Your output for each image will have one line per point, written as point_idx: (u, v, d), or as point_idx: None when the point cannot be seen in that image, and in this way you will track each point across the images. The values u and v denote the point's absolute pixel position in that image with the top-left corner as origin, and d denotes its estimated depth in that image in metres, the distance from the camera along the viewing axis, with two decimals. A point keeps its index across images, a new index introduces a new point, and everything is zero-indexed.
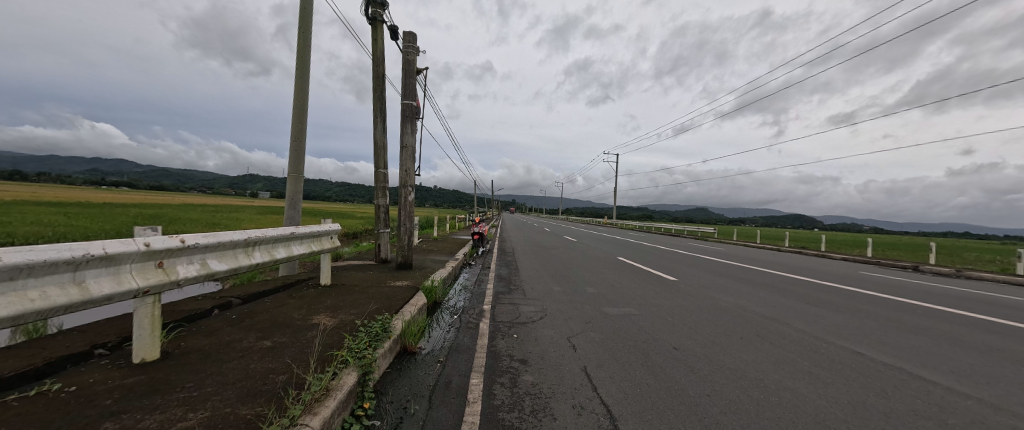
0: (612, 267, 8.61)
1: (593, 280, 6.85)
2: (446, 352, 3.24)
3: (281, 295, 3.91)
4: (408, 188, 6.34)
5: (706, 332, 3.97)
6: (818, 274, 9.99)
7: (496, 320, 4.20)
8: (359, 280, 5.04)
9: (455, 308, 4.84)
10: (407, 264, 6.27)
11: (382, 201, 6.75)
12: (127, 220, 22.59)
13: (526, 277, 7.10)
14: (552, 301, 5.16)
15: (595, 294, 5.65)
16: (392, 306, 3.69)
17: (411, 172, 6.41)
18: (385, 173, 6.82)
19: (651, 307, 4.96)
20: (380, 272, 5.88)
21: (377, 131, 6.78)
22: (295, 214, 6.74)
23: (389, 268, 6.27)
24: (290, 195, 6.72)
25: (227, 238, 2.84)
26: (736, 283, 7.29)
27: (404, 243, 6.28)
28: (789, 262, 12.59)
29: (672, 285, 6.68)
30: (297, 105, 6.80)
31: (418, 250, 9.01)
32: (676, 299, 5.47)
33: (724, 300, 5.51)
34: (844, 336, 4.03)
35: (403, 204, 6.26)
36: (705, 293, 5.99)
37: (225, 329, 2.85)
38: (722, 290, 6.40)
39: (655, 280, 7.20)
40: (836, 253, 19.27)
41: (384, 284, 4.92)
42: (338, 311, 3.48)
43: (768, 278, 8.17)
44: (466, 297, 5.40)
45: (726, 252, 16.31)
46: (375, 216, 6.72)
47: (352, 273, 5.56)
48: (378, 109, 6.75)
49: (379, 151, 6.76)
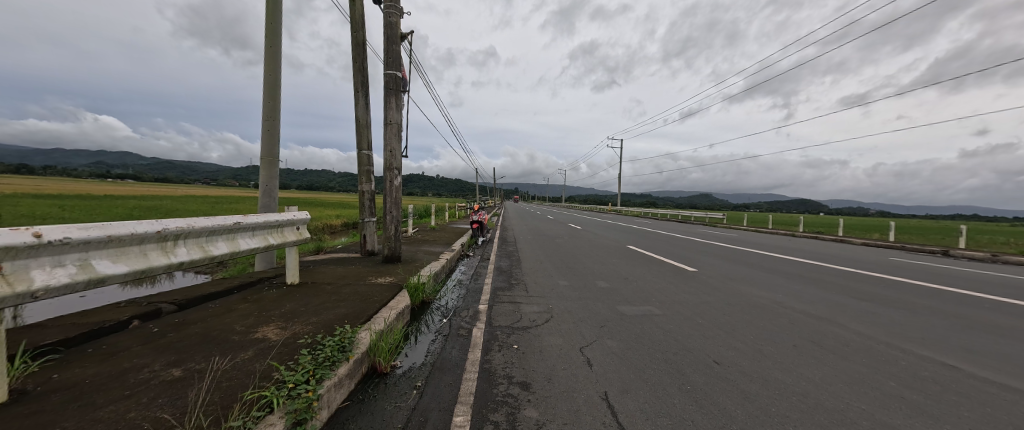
0: (623, 258, 7.84)
1: (604, 273, 6.11)
2: (427, 373, 2.54)
3: (233, 298, 3.24)
4: (394, 172, 5.57)
5: (748, 337, 3.24)
6: (847, 262, 9.18)
7: (492, 325, 3.50)
8: (336, 277, 4.36)
9: (445, 310, 4.13)
10: (394, 257, 5.58)
11: (367, 186, 6.00)
12: (120, 213, 22.11)
13: (529, 270, 6.39)
14: (559, 298, 4.46)
15: (607, 289, 4.91)
16: (363, 313, 2.98)
17: (398, 153, 5.64)
18: (369, 155, 6.05)
19: (674, 305, 4.25)
20: (363, 266, 5.19)
21: (358, 107, 5.98)
22: (271, 203, 6.06)
23: (375, 261, 5.58)
24: (264, 182, 6.02)
25: (123, 232, 2.08)
26: (763, 274, 6.51)
27: (390, 233, 5.54)
28: (811, 249, 11.77)
29: (693, 277, 5.93)
30: (268, 79, 6.02)
31: (413, 241, 8.33)
32: (701, 295, 4.74)
33: (756, 295, 4.78)
34: (920, 341, 3.27)
35: (388, 189, 5.51)
36: (733, 287, 5.25)
37: (132, 350, 2.17)
38: (751, 282, 5.65)
39: (672, 271, 6.47)
40: (855, 238, 18.35)
41: (364, 281, 4.23)
42: (293, 320, 2.78)
43: (797, 267, 7.38)
44: (459, 295, 4.69)
45: (741, 239, 15.45)
46: (360, 204, 5.99)
47: (331, 268, 4.88)
48: (359, 82, 5.93)
49: (362, 130, 5.98)
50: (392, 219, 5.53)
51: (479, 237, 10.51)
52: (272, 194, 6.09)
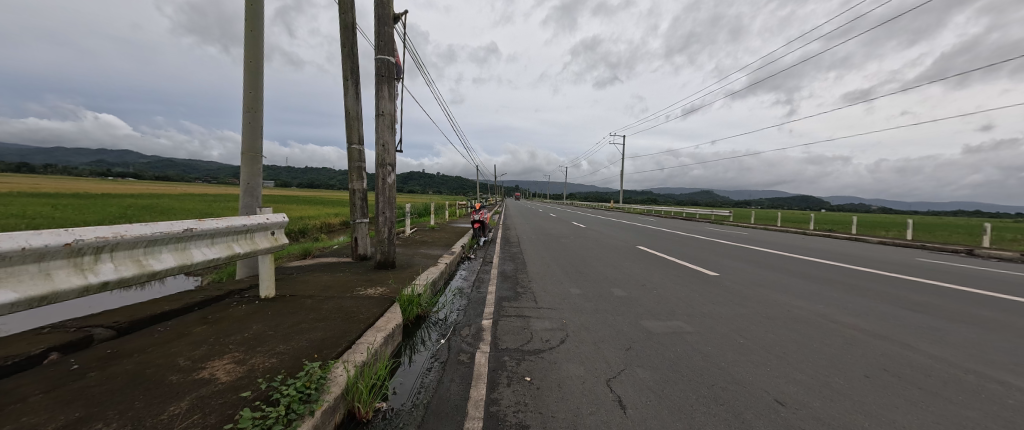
0: (635, 261, 7.30)
1: (618, 279, 5.57)
2: (419, 419, 2.01)
3: (191, 318, 2.74)
4: (387, 168, 5.03)
5: (805, 364, 2.71)
6: (872, 263, 8.62)
7: (499, 347, 2.97)
8: (320, 288, 3.83)
9: (444, 326, 3.60)
10: (388, 262, 5.06)
11: (358, 184, 5.47)
12: (113, 213, 21.56)
13: (535, 275, 5.87)
14: (572, 311, 3.93)
15: (625, 299, 4.39)
16: (343, 340, 2.46)
17: (392, 148, 5.11)
18: (361, 150, 5.52)
19: (705, 319, 3.72)
20: (353, 273, 4.66)
21: (347, 97, 5.44)
22: (253, 202, 5.56)
23: (367, 267, 5.05)
24: (246, 180, 5.50)
25: (18, 247, 1.53)
26: (791, 279, 5.97)
27: (383, 236, 5.00)
28: (829, 248, 11.21)
29: (717, 283, 5.39)
30: (249, 67, 5.49)
31: (410, 242, 7.79)
32: (732, 306, 4.21)
33: (794, 306, 4.24)
34: (1011, 368, 2.74)
35: (381, 188, 4.98)
36: (765, 296, 4.72)
37: (31, 400, 1.65)
38: (782, 289, 5.12)
39: (691, 276, 5.94)
40: (869, 236, 17.76)
41: (351, 293, 3.71)
42: (255, 349, 2.25)
43: (824, 270, 6.83)
44: (460, 307, 4.16)
45: (752, 238, 14.88)
46: (350, 203, 5.46)
47: (316, 277, 4.36)
48: (348, 69, 5.39)
49: (352, 122, 5.43)
50: (386, 220, 5.00)
51: (480, 237, 9.95)
52: (255, 194, 5.57)
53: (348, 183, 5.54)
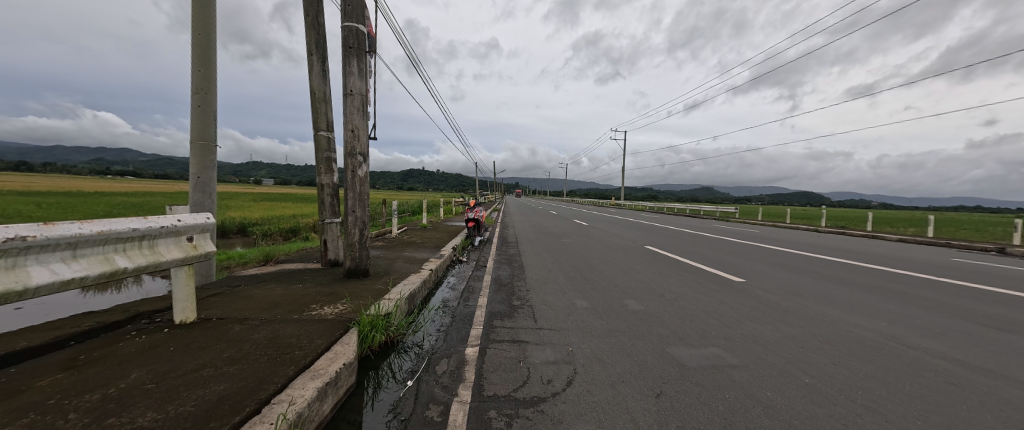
0: (647, 264, 6.49)
1: (630, 288, 4.78)
2: None
3: (54, 361, 1.98)
4: (358, 158, 4.23)
5: (914, 422, 1.92)
6: (909, 264, 7.78)
7: (484, 393, 2.19)
8: (263, 306, 3.06)
9: (418, 355, 2.82)
10: (360, 270, 4.27)
11: (327, 178, 4.67)
12: (98, 212, 20.79)
13: (534, 282, 5.11)
14: (580, 333, 3.16)
15: (643, 316, 3.61)
16: (251, 399, 1.69)
17: (364, 133, 4.30)
18: (330, 138, 4.70)
19: (749, 344, 2.95)
20: (314, 284, 3.88)
21: (313, 76, 4.62)
22: (207, 200, 4.80)
23: (334, 276, 4.27)
24: (196, 174, 4.73)
25: None
26: (830, 286, 5.15)
27: (353, 240, 4.20)
28: (853, 248, 10.38)
29: (748, 293, 4.58)
30: (198, 41, 4.69)
31: (395, 245, 7.00)
32: (776, 324, 3.43)
33: (852, 325, 3.46)
34: None
35: (350, 182, 4.18)
36: (809, 310, 3.92)
37: None
38: (825, 299, 4.32)
39: (714, 283, 5.16)
40: (887, 233, 16.88)
41: (299, 313, 2.93)
42: (101, 421, 1.47)
43: (861, 274, 6.03)
44: (441, 327, 3.38)
45: (764, 236, 14.05)
46: (318, 200, 4.67)
47: (267, 290, 3.58)
48: (312, 42, 4.57)
49: (317, 104, 4.62)
50: (356, 220, 4.20)
51: (474, 237, 9.14)
52: (208, 191, 4.81)
53: (315, 176, 4.74)
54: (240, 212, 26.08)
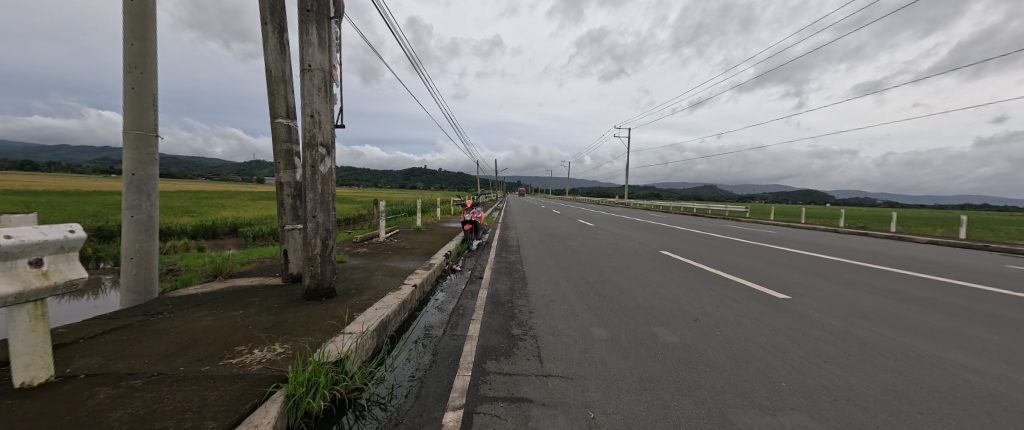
0: (668, 275, 5.63)
1: (656, 309, 3.93)
2: None
3: None
4: (319, 149, 3.38)
5: None
6: (963, 272, 6.86)
7: None
8: (169, 350, 2.23)
9: (380, 419, 1.99)
10: (323, 290, 3.44)
11: (287, 175, 3.84)
12: (86, 211, 20.11)
13: (538, 300, 4.27)
14: (605, 384, 2.33)
15: (682, 353, 2.78)
16: None
17: (328, 119, 3.46)
18: (290, 127, 3.87)
19: (845, 406, 2.10)
20: (259, 310, 3.06)
21: (267, 49, 3.77)
22: (144, 202, 3.99)
23: (290, 297, 3.44)
24: (129, 170, 3.93)
25: None
26: (897, 305, 4.25)
27: (314, 252, 3.38)
28: (887, 252, 9.46)
29: (803, 317, 3.69)
30: (128, 8, 3.86)
31: (379, 252, 6.17)
32: (864, 368, 2.58)
33: (967, 370, 2.59)
34: None
35: (309, 179, 3.33)
36: (893, 344, 3.04)
37: None
38: (906, 327, 3.43)
39: (756, 300, 4.29)
40: (912, 234, 15.88)
41: (213, 362, 2.10)
42: None
43: (923, 287, 5.13)
44: (419, 371, 2.54)
45: (784, 238, 13.08)
46: (277, 202, 3.84)
47: (194, 320, 2.77)
48: (266, 8, 3.72)
49: (273, 85, 3.77)
50: (317, 228, 3.36)
51: (471, 241, 8.28)
52: (146, 191, 4.01)
53: (273, 174, 3.90)
54: (234, 211, 25.37)
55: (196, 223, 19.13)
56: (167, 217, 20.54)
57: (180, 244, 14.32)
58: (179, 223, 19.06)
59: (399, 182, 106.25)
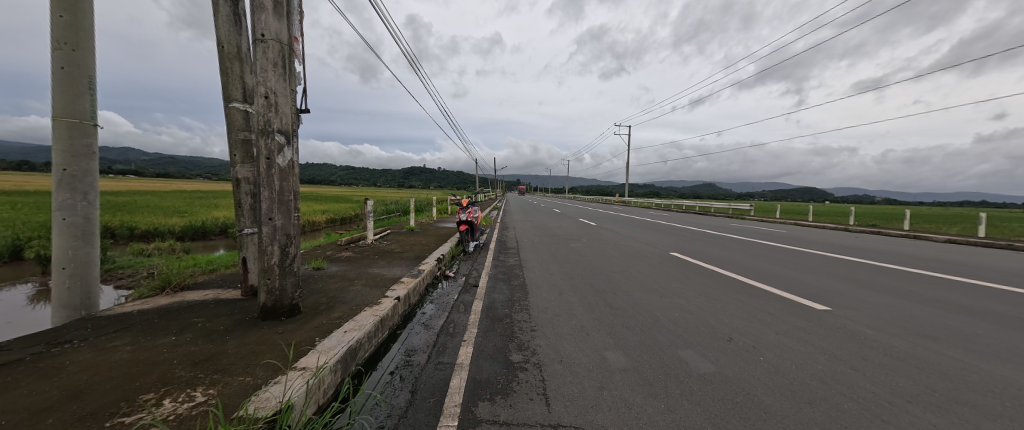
0: (684, 281, 5.05)
1: (679, 326, 3.35)
2: None
3: None
4: (276, 137, 2.78)
5: None
6: (1003, 276, 6.29)
7: None
8: (44, 404, 1.64)
9: None
10: (285, 307, 2.85)
11: (244, 170, 3.24)
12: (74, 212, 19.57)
13: (541, 314, 3.70)
14: None
15: (724, 391, 2.21)
16: None
17: (288, 101, 2.85)
18: (247, 113, 3.26)
19: None
20: (198, 336, 2.47)
21: (219, 21, 3.17)
22: (78, 202, 3.39)
23: (244, 315, 2.86)
24: (61, 165, 3.33)
25: None
26: (957, 319, 3.66)
27: (270, 262, 2.77)
28: (911, 253, 8.89)
29: (856, 338, 3.10)
30: None
31: (364, 256, 5.58)
32: (962, 412, 2.01)
33: None
34: None
35: (263, 173, 2.73)
36: (980, 375, 2.46)
37: None
38: (982, 349, 2.86)
39: (792, 313, 3.72)
40: (926, 232, 15.32)
41: (94, 424, 1.51)
42: None
43: (972, 295, 4.57)
44: (391, 418, 1.95)
45: (796, 238, 12.50)
46: (233, 202, 3.25)
47: (107, 352, 2.18)
48: None
49: (226, 62, 3.17)
50: (273, 232, 2.76)
51: (467, 243, 7.69)
52: (82, 189, 3.41)
53: (229, 168, 3.30)
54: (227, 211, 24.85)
55: (186, 223, 18.59)
56: (157, 217, 19.98)
57: (166, 246, 13.77)
58: (168, 223, 18.50)
59: (398, 181, 105.62)
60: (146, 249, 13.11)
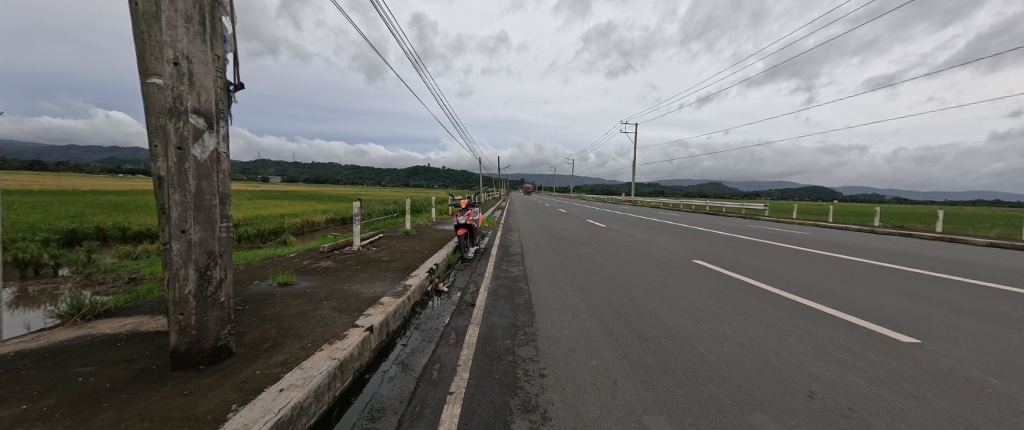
0: (723, 299, 4.21)
1: (737, 369, 2.53)
2: None
3: None
4: (191, 118, 2.02)
5: None
6: None
7: None
8: None
9: None
10: (206, 351, 2.09)
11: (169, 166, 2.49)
12: (69, 212, 19.20)
13: (550, 347, 2.94)
14: None
15: None
16: None
17: (208, 70, 2.09)
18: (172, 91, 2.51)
19: None
20: (62, 403, 1.71)
21: None
22: None
23: (153, 361, 2.11)
24: None
25: None
26: None
27: (181, 292, 2.00)
28: (963, 260, 7.94)
29: (987, 395, 2.26)
30: None
31: (345, 267, 4.84)
32: None
33: None
34: None
35: (168, 168, 1.96)
36: None
37: None
38: None
39: (878, 350, 2.88)
40: (963, 235, 14.24)
41: None
42: None
43: None
44: None
45: (823, 241, 11.55)
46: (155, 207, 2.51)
47: None
48: None
49: (139, 23, 2.40)
50: (184, 250, 1.99)
51: (465, 249, 6.94)
52: None
53: (150, 164, 2.56)
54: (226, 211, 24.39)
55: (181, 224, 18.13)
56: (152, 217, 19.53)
57: (155, 248, 13.22)
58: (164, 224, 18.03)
59: (402, 180, 105.34)
60: (133, 251, 12.56)
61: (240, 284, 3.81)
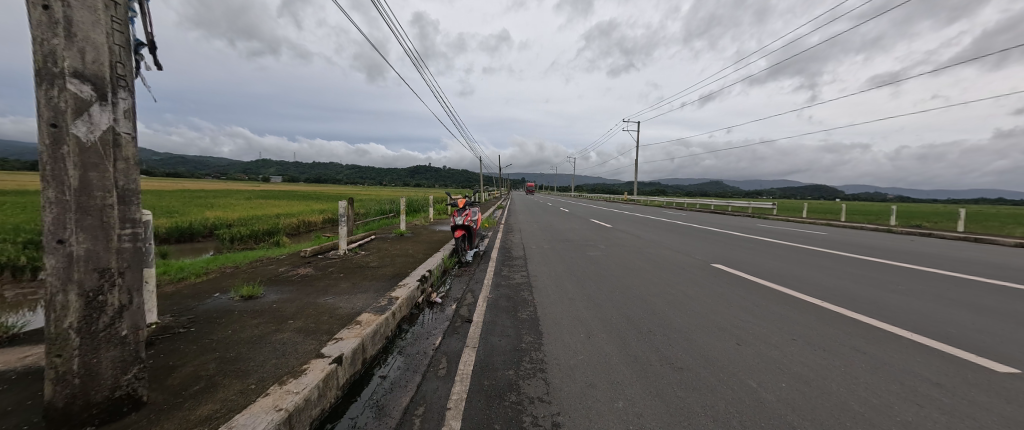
0: (760, 312, 3.62)
1: (808, 415, 1.95)
2: None
3: None
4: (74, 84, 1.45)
5: None
6: None
7: None
8: None
9: None
10: (106, 404, 1.54)
11: None
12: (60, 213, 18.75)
13: (563, 381, 2.34)
14: None
15: None
16: None
17: (97, 18, 1.52)
18: None
19: None
20: None
21: None
22: None
23: (28, 418, 1.55)
24: None
25: None
26: None
27: (63, 327, 1.43)
28: (1004, 262, 7.30)
29: None
30: None
31: (326, 275, 4.26)
32: None
33: None
34: None
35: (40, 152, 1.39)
36: None
37: None
38: None
39: (978, 385, 2.28)
40: (987, 234, 13.57)
41: None
42: None
43: None
44: None
45: (842, 241, 10.93)
46: None
47: None
48: None
49: None
50: (61, 267, 1.42)
51: (463, 252, 6.36)
52: None
53: None
54: (222, 211, 23.92)
55: (173, 224, 17.64)
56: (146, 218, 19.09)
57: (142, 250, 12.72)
58: (157, 224, 17.61)
59: (403, 180, 104.91)
60: None
61: (196, 298, 3.24)
